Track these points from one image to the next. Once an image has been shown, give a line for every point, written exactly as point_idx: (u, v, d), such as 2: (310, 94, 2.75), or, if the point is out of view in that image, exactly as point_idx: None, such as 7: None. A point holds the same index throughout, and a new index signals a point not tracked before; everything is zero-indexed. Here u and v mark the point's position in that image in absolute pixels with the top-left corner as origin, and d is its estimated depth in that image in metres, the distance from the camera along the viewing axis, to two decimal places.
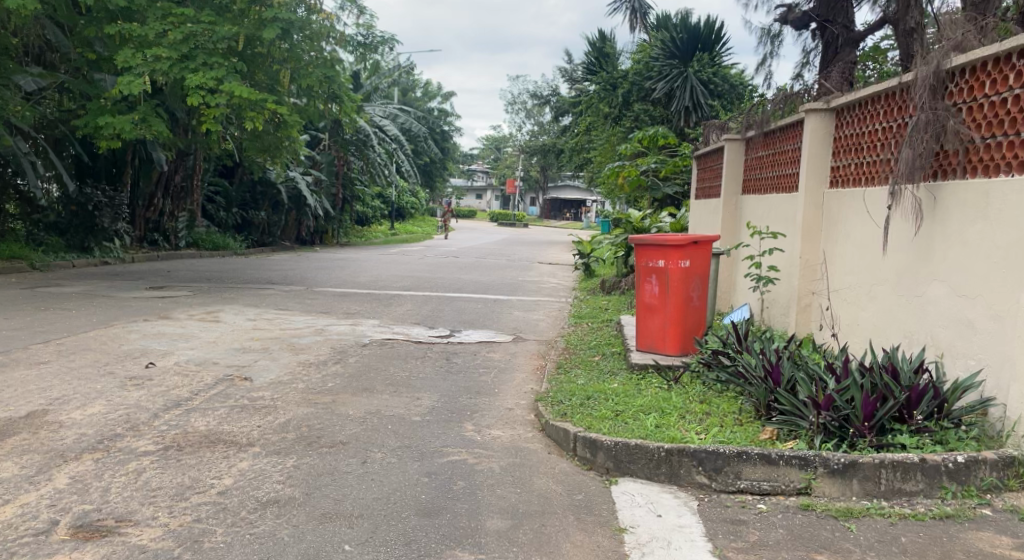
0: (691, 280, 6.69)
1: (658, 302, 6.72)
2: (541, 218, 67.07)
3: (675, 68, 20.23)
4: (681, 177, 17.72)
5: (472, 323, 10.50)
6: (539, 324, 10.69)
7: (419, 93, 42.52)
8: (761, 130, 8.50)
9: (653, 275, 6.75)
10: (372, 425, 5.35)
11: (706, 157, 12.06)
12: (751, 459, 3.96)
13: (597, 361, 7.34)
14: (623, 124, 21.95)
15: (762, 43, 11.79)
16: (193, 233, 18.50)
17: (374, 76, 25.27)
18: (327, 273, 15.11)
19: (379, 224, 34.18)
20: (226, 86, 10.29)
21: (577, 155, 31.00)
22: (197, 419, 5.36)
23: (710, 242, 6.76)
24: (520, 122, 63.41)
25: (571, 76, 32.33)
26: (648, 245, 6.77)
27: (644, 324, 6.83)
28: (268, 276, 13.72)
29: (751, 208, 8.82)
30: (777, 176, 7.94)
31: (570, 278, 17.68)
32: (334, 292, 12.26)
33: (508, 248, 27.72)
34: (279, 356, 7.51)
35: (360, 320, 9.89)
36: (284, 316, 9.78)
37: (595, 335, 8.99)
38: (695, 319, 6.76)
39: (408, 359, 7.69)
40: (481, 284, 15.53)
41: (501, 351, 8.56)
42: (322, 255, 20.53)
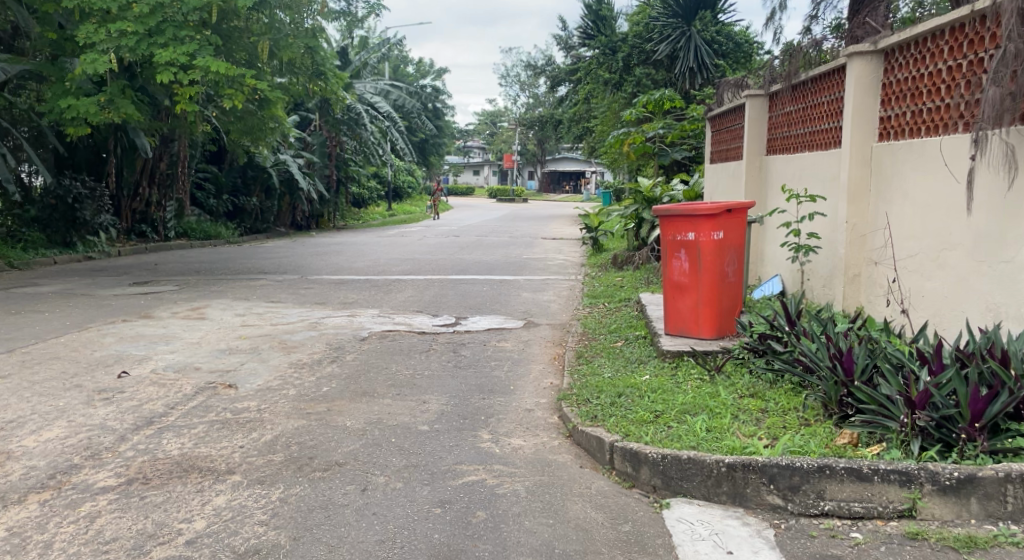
0: (726, 254, 6.02)
1: (689, 280, 6.05)
2: (540, 192, 66.22)
3: (677, 28, 19.32)
4: (689, 141, 16.93)
5: (479, 308, 9.78)
6: (550, 305, 9.97)
7: (411, 70, 41.56)
8: (788, 83, 7.75)
9: (682, 249, 6.07)
10: (374, 439, 4.63)
11: (722, 117, 11.39)
12: (837, 475, 3.34)
13: (621, 349, 6.62)
14: (624, 90, 21.23)
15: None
16: (182, 222, 17.72)
17: (363, 51, 24.39)
18: (323, 259, 14.36)
19: (377, 205, 33.37)
20: (200, 62, 9.54)
21: (576, 125, 30.17)
22: (170, 439, 4.64)
23: (744, 209, 6.08)
24: (515, 95, 62.34)
25: (567, 44, 31.40)
26: (675, 216, 6.08)
27: (674, 306, 6.16)
28: (260, 266, 12.97)
29: (779, 170, 8.08)
30: (809, 132, 7.19)
31: (577, 253, 16.95)
32: (330, 279, 11.53)
33: (510, 224, 27.01)
34: (268, 356, 6.79)
35: (359, 310, 9.16)
36: (276, 310, 9.05)
37: (614, 317, 8.26)
38: (731, 297, 6.10)
39: (412, 354, 6.97)
40: (485, 264, 14.79)
41: (512, 340, 7.83)
42: (318, 240, 19.75)
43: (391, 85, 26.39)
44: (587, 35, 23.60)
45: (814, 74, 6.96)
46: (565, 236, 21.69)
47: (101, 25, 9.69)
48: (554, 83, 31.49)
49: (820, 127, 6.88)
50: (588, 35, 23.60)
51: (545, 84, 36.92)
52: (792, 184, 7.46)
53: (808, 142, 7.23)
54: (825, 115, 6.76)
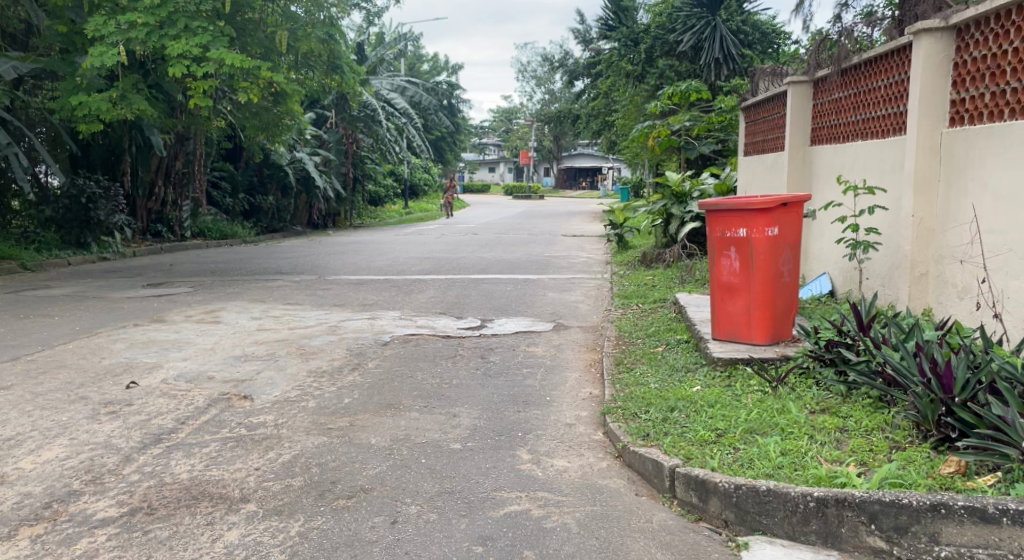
0: (780, 252, 5.65)
1: (740, 280, 5.70)
2: (557, 189, 65.62)
3: (701, 18, 18.88)
4: (717, 134, 16.44)
5: (505, 309, 9.33)
6: (579, 306, 9.51)
7: (427, 66, 41.09)
8: (842, 66, 7.66)
9: (732, 247, 5.73)
10: (402, 460, 4.18)
11: (758, 106, 11.31)
12: (954, 516, 2.98)
13: (663, 355, 6.21)
14: (647, 82, 20.79)
15: None
16: (199, 222, 17.35)
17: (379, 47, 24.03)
18: (341, 259, 13.95)
19: (393, 203, 32.94)
20: (213, 53, 9.10)
21: (595, 120, 29.69)
22: (178, 459, 4.20)
23: (799, 203, 5.72)
24: (531, 90, 61.78)
25: (585, 37, 30.92)
26: (725, 212, 5.74)
27: (723, 308, 5.80)
28: (277, 266, 12.55)
29: (830, 161, 7.94)
30: (863, 119, 7.05)
31: (601, 250, 16.47)
32: (349, 279, 11.12)
33: (529, 221, 26.58)
34: (284, 363, 6.35)
35: (380, 312, 8.73)
36: (293, 311, 8.65)
37: (650, 319, 7.79)
38: (785, 299, 5.73)
39: (438, 360, 6.54)
40: (508, 263, 14.36)
41: (543, 344, 7.37)
42: (335, 238, 19.34)
43: (408, 80, 25.98)
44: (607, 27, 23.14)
45: (870, 57, 6.85)
46: (586, 233, 21.22)
47: (110, 16, 9.29)
48: (572, 77, 31.01)
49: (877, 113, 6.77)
50: (608, 27, 23.13)
51: (563, 79, 36.43)
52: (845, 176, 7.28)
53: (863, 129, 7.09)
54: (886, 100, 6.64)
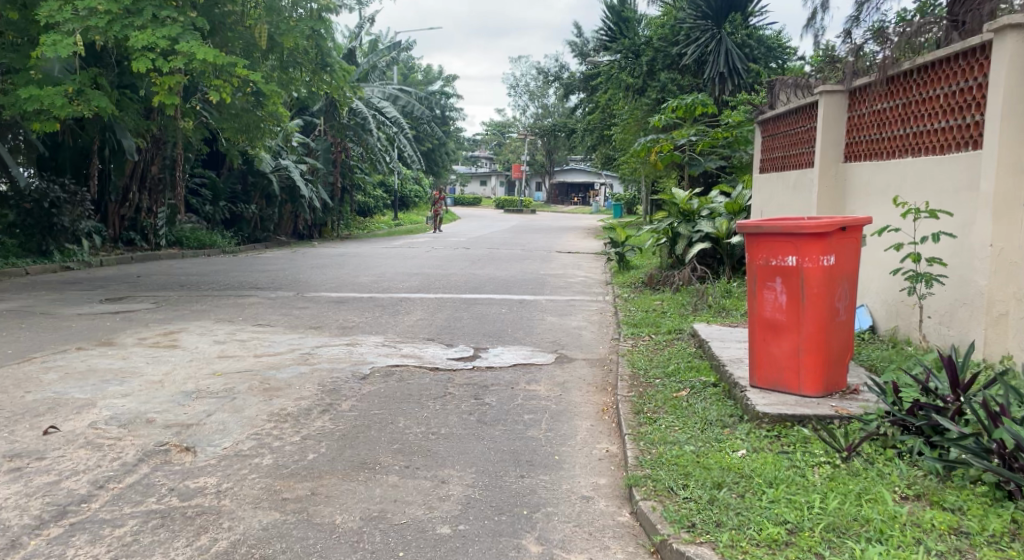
0: (835, 284, 4.82)
1: (787, 317, 4.87)
2: (548, 203, 64.74)
3: (707, 30, 18.14)
4: (722, 150, 15.61)
5: (499, 335, 8.35)
6: (582, 334, 8.57)
7: (421, 77, 40.12)
8: (896, 72, 6.97)
9: (778, 277, 4.89)
10: (373, 553, 3.23)
11: (778, 120, 10.50)
12: None
13: (689, 404, 5.33)
14: (648, 96, 20.02)
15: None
16: (175, 230, 16.00)
17: (371, 54, 23.16)
18: (323, 273, 12.94)
19: (381, 214, 31.88)
20: (182, 46, 7.97)
21: (591, 135, 28.86)
22: (81, 551, 3.19)
23: (859, 226, 4.90)
24: (524, 103, 60.89)
25: (582, 50, 30.16)
26: (770, 236, 4.91)
27: (765, 349, 4.96)
28: (252, 279, 11.49)
29: (877, 178, 7.23)
30: (934, 130, 6.37)
31: (599, 269, 15.53)
32: (329, 297, 10.12)
33: (522, 235, 25.68)
34: (241, 402, 5.15)
35: (360, 336, 7.72)
36: (263, 333, 7.45)
37: (667, 355, 6.88)
38: (840, 341, 4.88)
39: (422, 401, 5.53)
40: (502, 282, 13.39)
41: (545, 381, 6.39)
42: (319, 250, 18.32)
43: (400, 88, 24.98)
44: (607, 38, 22.30)
45: (944, 54, 6.21)
46: (582, 250, 20.31)
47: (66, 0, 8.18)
48: (567, 90, 30.16)
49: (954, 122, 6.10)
50: (608, 38, 22.30)
51: (556, 92, 35.64)
52: (900, 195, 6.59)
53: (930, 140, 6.41)
54: (965, 108, 5.98)
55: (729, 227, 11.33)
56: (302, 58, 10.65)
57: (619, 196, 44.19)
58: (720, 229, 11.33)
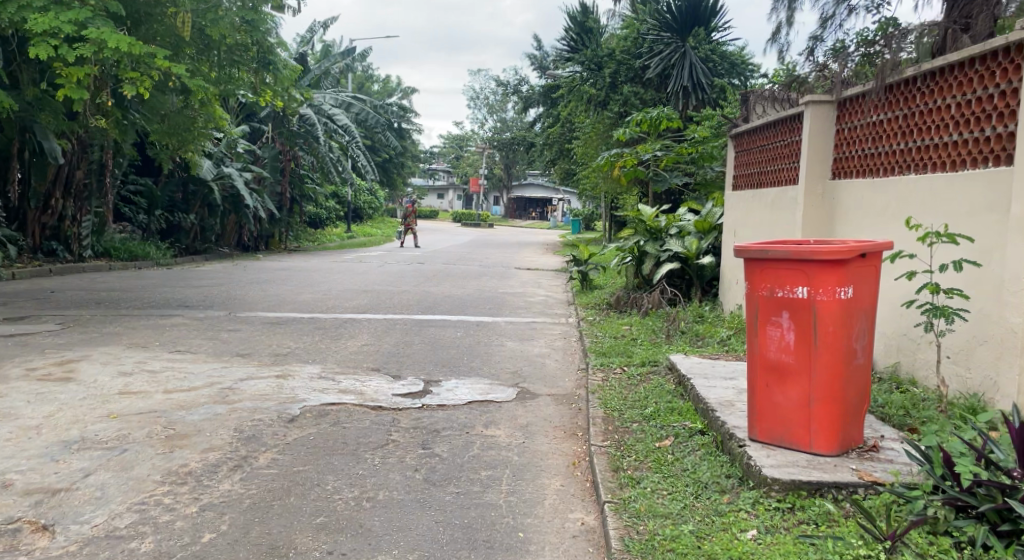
0: (853, 321, 4.07)
1: (796, 360, 4.10)
2: (505, 218, 64.05)
3: (669, 43, 17.55)
4: (687, 166, 14.96)
5: (453, 365, 7.45)
6: (546, 364, 7.73)
7: (377, 88, 39.13)
8: (894, 80, 6.29)
9: (785, 311, 4.12)
10: None
11: (753, 134, 9.82)
12: None
13: (677, 458, 4.53)
14: (610, 110, 19.38)
15: (775, 10, 9.28)
16: (103, 241, 14.79)
17: (324, 59, 22.16)
18: (264, 290, 11.91)
19: (334, 227, 30.74)
20: (90, 32, 6.98)
21: (549, 149, 28.16)
22: None
23: (878, 251, 4.15)
24: (483, 118, 60.14)
25: (541, 63, 29.53)
26: (775, 262, 4.12)
27: (768, 397, 4.19)
28: (181, 296, 10.40)
29: (872, 198, 6.54)
30: (943, 144, 5.70)
31: (560, 288, 14.72)
32: (265, 318, 9.13)
33: (479, 250, 24.81)
34: (131, 457, 4.18)
35: (293, 364, 6.76)
36: (179, 362, 6.45)
37: (644, 393, 6.06)
38: (856, 389, 4.13)
39: (357, 451, 4.60)
40: (458, 301, 12.49)
41: (505, 425, 5.52)
42: (263, 263, 17.23)
43: (354, 95, 23.85)
44: (569, 49, 21.55)
45: (956, 59, 5.54)
46: (541, 266, 19.51)
47: None
48: (526, 104, 29.49)
49: (971, 135, 5.43)
50: (570, 49, 21.56)
51: (514, 105, 34.99)
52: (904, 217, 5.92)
53: (940, 155, 5.72)
54: (983, 119, 5.31)
55: (699, 246, 10.59)
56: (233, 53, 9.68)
57: (576, 211, 43.61)
58: (690, 249, 10.58)
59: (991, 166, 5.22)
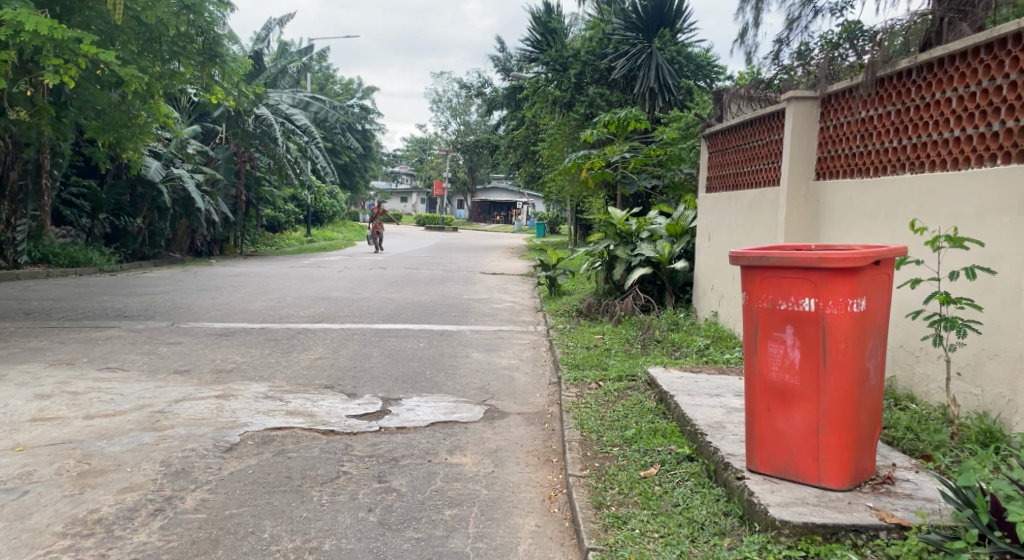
0: (866, 336, 3.59)
1: (802, 381, 3.62)
2: (470, 222, 63.38)
3: (635, 43, 17.12)
4: (655, 169, 14.53)
5: (414, 380, 6.87)
6: (515, 378, 7.19)
7: (338, 89, 38.32)
8: (886, 73, 5.86)
9: (789, 326, 3.63)
10: None
11: (728, 133, 9.37)
12: None
13: (667, 490, 4.04)
14: (575, 112, 18.92)
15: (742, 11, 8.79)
16: (41, 246, 13.97)
17: (280, 58, 21.40)
18: (212, 299, 11.21)
19: (293, 231, 29.88)
20: (4, 13, 6.32)
21: (514, 152, 27.64)
22: None
23: (891, 258, 3.68)
24: (446, 121, 59.46)
25: (504, 65, 29.04)
26: (779, 270, 3.63)
27: (770, 423, 3.71)
28: (121, 305, 9.68)
29: (862, 200, 6.10)
30: (943, 142, 5.28)
31: (527, 294, 14.18)
32: (210, 331, 8.47)
33: (443, 254, 24.22)
34: (32, 503, 3.58)
35: (237, 383, 6.13)
36: (107, 381, 5.80)
37: (622, 412, 5.55)
38: (869, 412, 3.66)
39: (303, 487, 4.01)
40: (420, 308, 11.90)
41: (471, 451, 4.99)
42: (217, 269, 16.47)
43: (313, 95, 23.05)
44: (534, 50, 21.02)
45: (958, 49, 5.11)
46: (507, 271, 18.99)
47: None
48: (489, 107, 28.95)
49: (975, 130, 5.00)
50: (535, 50, 21.03)
51: (478, 107, 34.45)
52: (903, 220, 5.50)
53: (941, 153, 5.29)
54: (991, 112, 4.88)
55: (672, 250, 10.11)
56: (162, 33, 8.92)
57: (541, 216, 43.17)
58: (662, 253, 10.09)
59: (1000, 163, 4.80)
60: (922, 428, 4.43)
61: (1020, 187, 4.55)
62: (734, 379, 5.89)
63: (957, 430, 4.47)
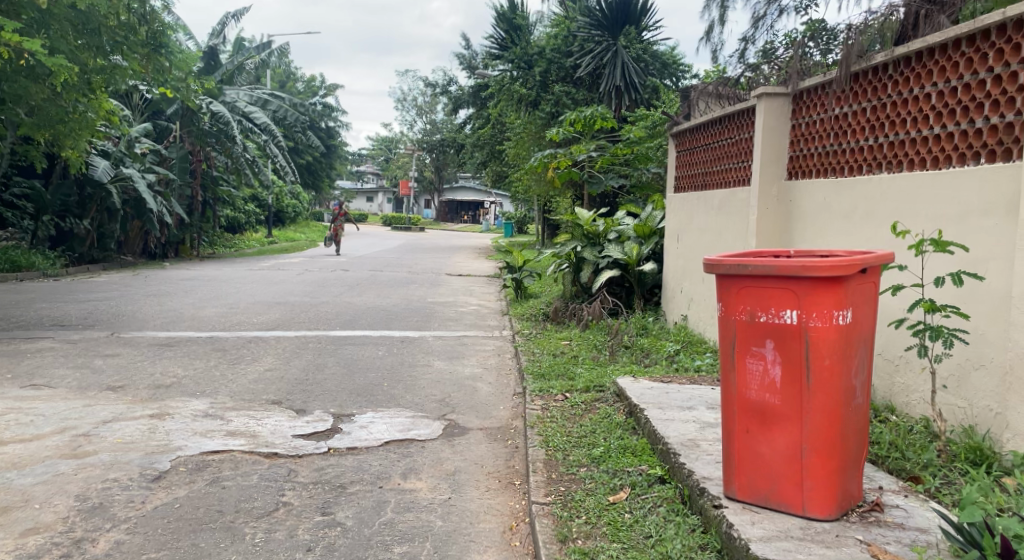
0: (853, 351, 3.28)
1: (783, 400, 3.30)
2: (437, 221, 62.87)
3: (601, 41, 16.82)
4: (622, 168, 14.23)
5: (370, 393, 6.49)
6: (478, 389, 6.84)
7: (301, 87, 37.62)
8: (860, 67, 5.57)
9: (769, 340, 3.31)
10: None
11: (697, 132, 9.07)
12: None
13: (638, 520, 3.74)
14: (541, 110, 18.58)
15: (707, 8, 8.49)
16: None
17: (237, 54, 20.81)
18: (162, 305, 10.75)
19: (254, 231, 29.24)
20: None
21: (480, 151, 27.26)
22: None
23: (878, 265, 3.37)
24: (411, 119, 58.80)
25: (470, 63, 28.64)
26: (757, 279, 3.31)
27: (749, 445, 3.39)
28: (60, 313, 9.22)
29: (835, 201, 5.79)
30: (922, 139, 4.99)
31: (492, 296, 13.84)
32: (154, 341, 8.04)
33: (409, 255, 23.77)
34: None
35: (175, 401, 5.75)
36: (31, 401, 5.40)
37: (588, 427, 5.23)
38: (856, 434, 3.35)
39: (233, 524, 3.71)
40: (381, 313, 11.51)
41: (427, 473, 4.64)
42: (170, 272, 15.93)
43: (272, 92, 22.44)
44: (498, 47, 20.62)
45: (937, 41, 4.82)
46: (473, 272, 18.59)
47: None
48: (455, 105, 28.50)
49: (956, 127, 4.71)
50: (499, 47, 20.63)
51: (444, 104, 33.97)
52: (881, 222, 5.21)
53: (919, 151, 5.00)
54: (972, 108, 4.60)
55: (640, 252, 9.80)
56: (101, 19, 8.54)
57: (508, 215, 42.81)
58: (630, 255, 9.79)
59: (983, 162, 4.52)
60: (907, 445, 4.16)
61: (1006, 187, 4.28)
62: (706, 390, 5.60)
63: (942, 446, 4.19)
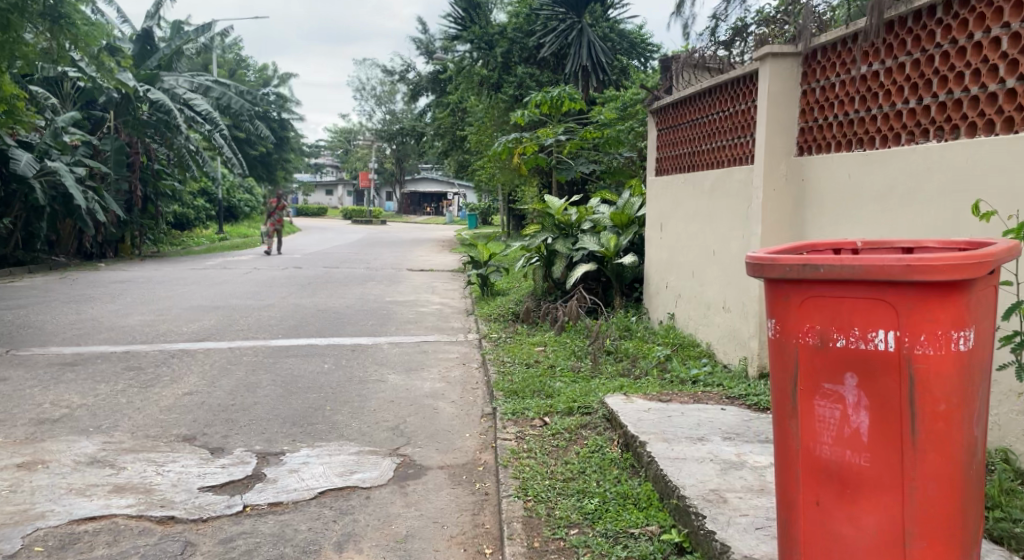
0: (975, 389, 2.23)
1: (874, 462, 2.24)
2: (400, 214, 61.33)
3: (566, 18, 15.47)
4: (592, 153, 13.17)
5: (309, 421, 5.38)
6: (439, 410, 5.74)
7: (252, 76, 36.03)
8: (894, 14, 4.45)
9: (851, 374, 2.25)
10: None
11: (679, 106, 7.95)
12: None
13: None
14: (504, 93, 17.43)
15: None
16: None
17: (175, 37, 19.37)
18: (81, 313, 9.61)
19: (203, 227, 27.75)
20: None
21: (441, 140, 26.00)
22: None
23: (1002, 264, 2.32)
24: (370, 110, 57.17)
25: (428, 48, 27.37)
26: (834, 285, 2.25)
27: (820, 524, 2.33)
28: None
29: (862, 179, 4.69)
30: (988, 97, 3.92)
31: (457, 293, 12.74)
32: (56, 362, 6.92)
33: (368, 250, 22.51)
34: None
35: (56, 445, 4.70)
36: None
37: (575, 465, 4.18)
38: (977, 510, 2.30)
39: None
40: (332, 315, 10.38)
41: (372, 543, 3.59)
42: (102, 274, 14.66)
43: (217, 80, 21.01)
44: (456, 27, 19.38)
45: None
46: (436, 267, 17.42)
47: None
48: (413, 92, 27.18)
49: None
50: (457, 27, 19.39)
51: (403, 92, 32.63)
52: (933, 202, 4.17)
53: (984, 112, 3.93)
54: None
55: (618, 243, 8.71)
56: None
57: (472, 207, 41.66)
58: (607, 247, 8.70)
59: None
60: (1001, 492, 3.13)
61: None
62: (716, 412, 4.59)
63: None
